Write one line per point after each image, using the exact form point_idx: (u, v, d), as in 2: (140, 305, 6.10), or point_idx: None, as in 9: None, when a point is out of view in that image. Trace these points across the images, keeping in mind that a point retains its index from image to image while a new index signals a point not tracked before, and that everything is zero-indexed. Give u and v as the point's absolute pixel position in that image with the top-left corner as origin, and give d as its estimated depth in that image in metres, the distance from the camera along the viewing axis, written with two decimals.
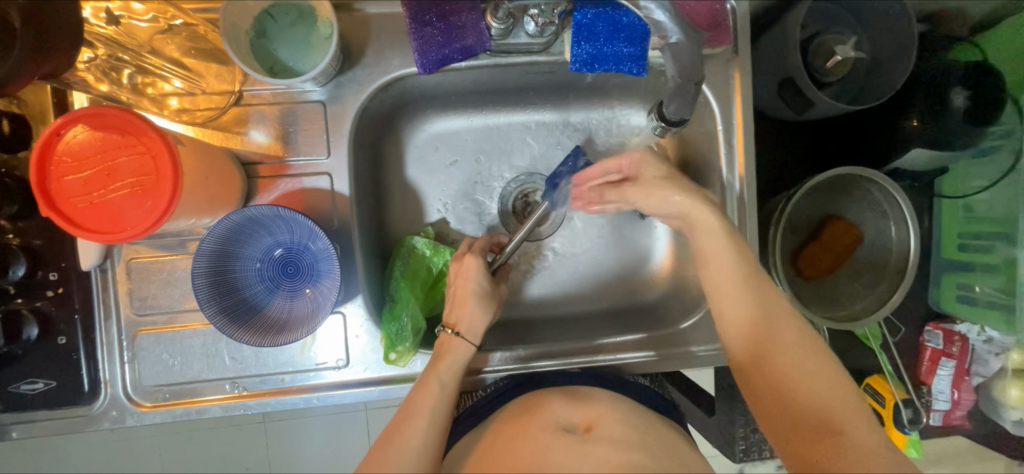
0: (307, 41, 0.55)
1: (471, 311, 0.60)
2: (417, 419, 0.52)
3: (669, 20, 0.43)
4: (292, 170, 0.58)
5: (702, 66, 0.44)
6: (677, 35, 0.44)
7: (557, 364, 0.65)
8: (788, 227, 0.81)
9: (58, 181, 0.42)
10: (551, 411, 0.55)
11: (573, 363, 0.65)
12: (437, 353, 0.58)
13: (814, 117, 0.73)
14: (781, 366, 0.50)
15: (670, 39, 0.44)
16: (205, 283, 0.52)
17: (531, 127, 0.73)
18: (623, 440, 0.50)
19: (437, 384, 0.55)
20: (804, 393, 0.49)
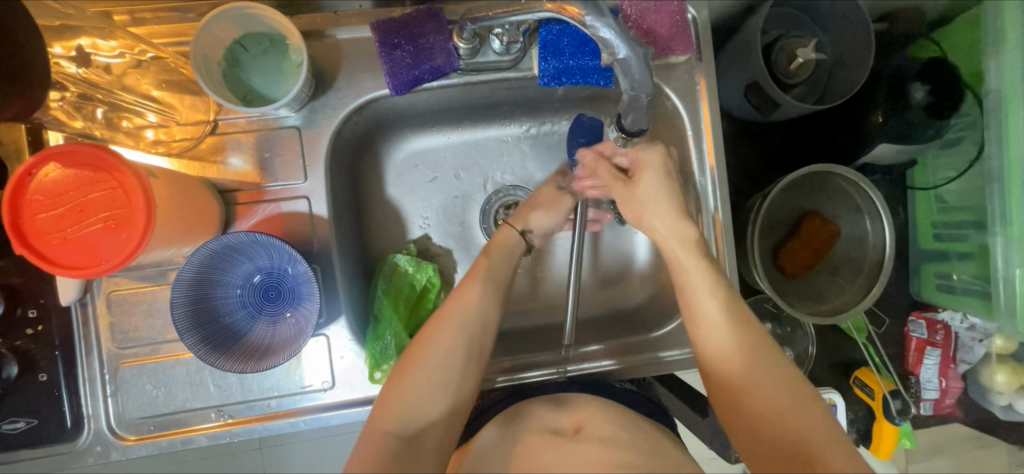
0: (279, 69, 0.56)
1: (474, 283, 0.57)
2: (419, 367, 0.52)
3: (616, 37, 0.43)
4: (270, 195, 0.59)
5: (654, 79, 0.45)
6: (624, 51, 0.44)
7: (542, 375, 0.66)
8: (767, 226, 0.83)
9: (31, 219, 0.42)
10: (538, 416, 0.55)
11: (557, 373, 0.66)
12: (442, 306, 0.56)
13: (782, 118, 0.75)
14: (760, 390, 0.50)
15: (618, 55, 0.44)
16: (184, 313, 0.52)
17: (508, 141, 0.74)
18: (610, 440, 0.51)
19: (446, 332, 0.54)
20: (779, 412, 0.49)
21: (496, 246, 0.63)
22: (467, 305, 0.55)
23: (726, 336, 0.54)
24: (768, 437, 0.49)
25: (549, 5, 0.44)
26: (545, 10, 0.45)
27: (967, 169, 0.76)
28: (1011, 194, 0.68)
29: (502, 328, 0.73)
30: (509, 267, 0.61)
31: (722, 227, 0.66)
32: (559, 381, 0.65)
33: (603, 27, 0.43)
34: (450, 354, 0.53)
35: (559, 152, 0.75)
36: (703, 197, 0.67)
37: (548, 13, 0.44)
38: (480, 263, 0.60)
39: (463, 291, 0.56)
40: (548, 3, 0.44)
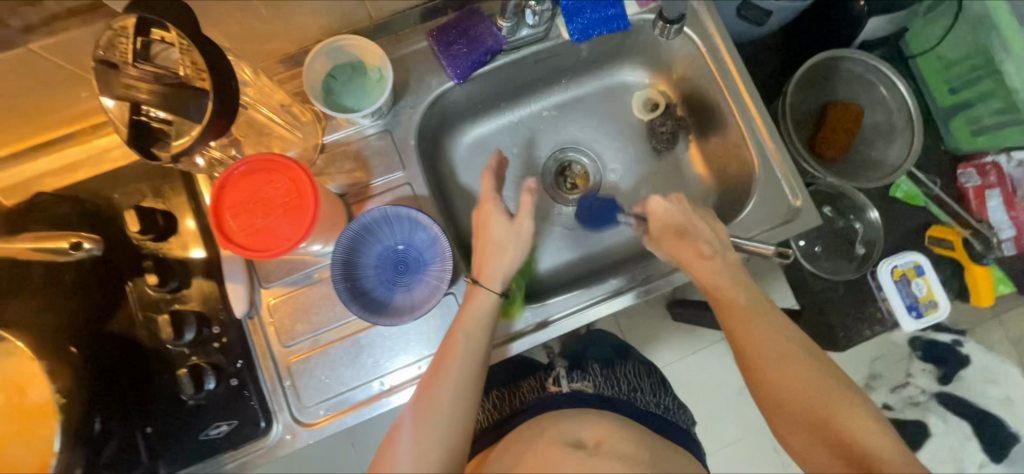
0: (364, 87, 0.69)
1: (457, 357, 0.60)
2: (394, 456, 0.54)
3: None
4: (378, 190, 0.70)
5: None
6: None
7: (577, 385, 0.78)
8: (795, 123, 0.91)
9: (230, 221, 0.53)
10: (563, 431, 0.64)
11: (586, 387, 0.78)
12: (432, 373, 0.60)
13: (777, 24, 0.85)
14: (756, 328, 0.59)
15: None
16: (344, 288, 0.62)
17: (551, 110, 0.87)
18: (624, 455, 0.58)
19: (436, 406, 0.57)
20: (781, 359, 0.56)
21: (467, 309, 0.63)
22: (458, 367, 0.59)
23: (720, 300, 0.63)
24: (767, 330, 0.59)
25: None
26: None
27: (953, 23, 0.86)
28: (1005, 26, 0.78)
29: (594, 262, 0.85)
30: (480, 328, 0.62)
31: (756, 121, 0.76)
32: (587, 391, 0.77)
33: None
34: (434, 438, 0.55)
35: (597, 107, 0.88)
36: (737, 103, 0.76)
37: None
38: (455, 332, 0.61)
39: (443, 365, 0.59)
40: None
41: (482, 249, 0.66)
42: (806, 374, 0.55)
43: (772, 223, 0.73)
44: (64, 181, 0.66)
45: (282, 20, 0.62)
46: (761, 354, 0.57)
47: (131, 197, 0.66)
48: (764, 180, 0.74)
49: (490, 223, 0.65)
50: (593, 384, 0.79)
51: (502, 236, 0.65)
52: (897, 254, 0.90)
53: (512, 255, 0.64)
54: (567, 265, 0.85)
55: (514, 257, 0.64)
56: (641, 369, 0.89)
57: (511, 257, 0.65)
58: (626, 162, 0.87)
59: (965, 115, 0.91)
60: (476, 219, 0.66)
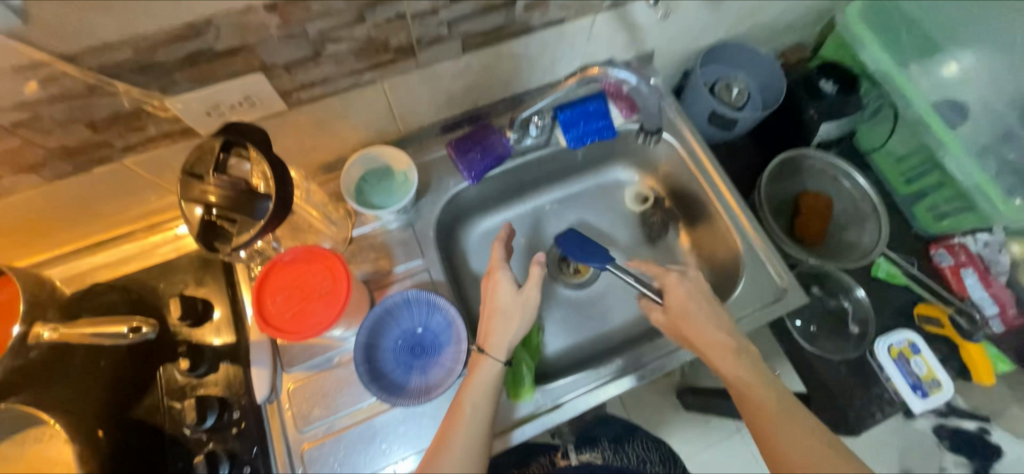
0: (391, 187, 0.79)
1: (461, 430, 0.60)
2: None
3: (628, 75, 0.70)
4: (399, 276, 0.77)
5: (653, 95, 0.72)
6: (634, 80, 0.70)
7: (585, 457, 1.11)
8: (774, 212, 1.00)
9: (270, 305, 0.59)
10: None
11: (595, 458, 1.11)
12: (435, 449, 0.60)
13: (744, 130, 1.00)
14: (762, 404, 0.62)
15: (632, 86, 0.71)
16: (365, 370, 0.66)
17: (553, 204, 0.97)
18: None
19: None
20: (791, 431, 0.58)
21: (472, 380, 0.64)
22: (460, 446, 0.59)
23: (724, 370, 0.66)
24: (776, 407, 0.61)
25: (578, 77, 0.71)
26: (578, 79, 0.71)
27: (896, 126, 1.00)
28: (940, 131, 0.91)
29: (600, 343, 0.89)
30: (486, 401, 0.63)
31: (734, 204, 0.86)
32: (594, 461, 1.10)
33: (620, 71, 0.69)
34: None
35: (593, 200, 0.98)
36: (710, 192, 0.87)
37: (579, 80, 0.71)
38: (461, 402, 0.63)
39: (446, 441, 0.60)
40: (575, 77, 0.71)
41: (486, 321, 0.68)
42: (805, 442, 0.57)
43: (763, 302, 0.79)
44: (115, 273, 0.73)
45: (326, 135, 0.74)
46: (771, 420, 0.60)
47: (174, 285, 0.72)
48: (750, 263, 0.82)
49: (494, 296, 0.70)
50: (601, 454, 1.11)
51: (511, 306, 0.69)
52: (891, 331, 0.94)
53: (518, 321, 0.68)
54: (572, 347, 0.88)
55: (519, 325, 0.68)
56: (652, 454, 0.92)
57: (516, 325, 0.68)
58: (623, 249, 0.95)
59: (925, 202, 1.01)
60: (486, 287, 0.71)
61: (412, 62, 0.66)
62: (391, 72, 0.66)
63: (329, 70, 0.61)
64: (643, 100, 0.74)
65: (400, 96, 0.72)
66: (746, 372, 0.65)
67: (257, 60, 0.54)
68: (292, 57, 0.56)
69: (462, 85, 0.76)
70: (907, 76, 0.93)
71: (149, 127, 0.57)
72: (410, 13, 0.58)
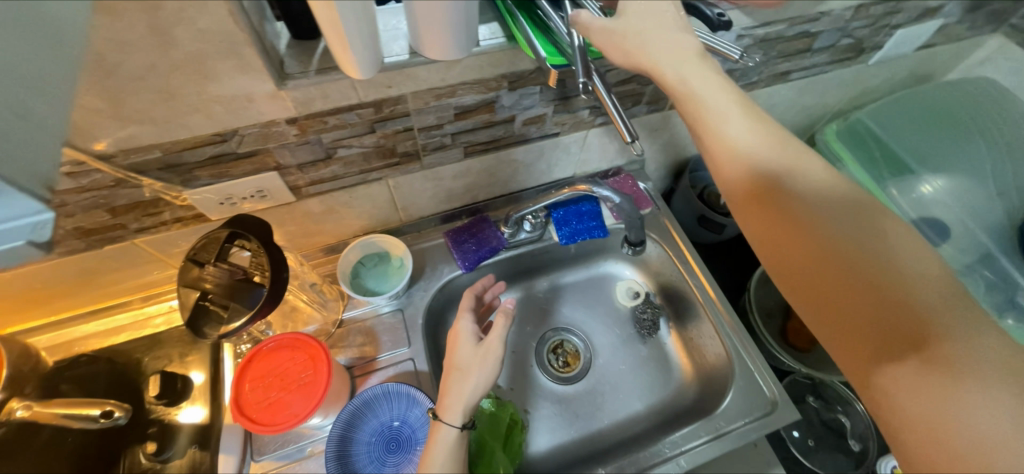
0: (386, 272, 0.83)
1: None
2: None
3: (612, 192, 0.79)
4: (383, 363, 0.77)
5: (635, 210, 0.81)
6: (617, 198, 0.79)
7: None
8: (765, 315, 1.01)
9: (246, 393, 0.59)
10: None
11: None
12: None
13: (731, 235, 1.04)
14: (899, 292, 0.47)
15: (615, 201, 0.80)
16: (334, 466, 0.64)
17: (543, 295, 0.99)
18: None
19: None
20: (959, 343, 0.44)
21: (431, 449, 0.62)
22: None
23: (854, 239, 0.51)
24: (855, 283, 0.49)
25: (569, 189, 0.80)
26: (567, 192, 0.81)
27: None
28: None
29: (587, 445, 0.85)
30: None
31: (765, 119, 0.56)
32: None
33: (604, 189, 0.79)
34: None
35: (584, 293, 1.00)
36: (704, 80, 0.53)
37: (567, 193, 0.80)
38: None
39: None
40: (566, 189, 0.80)
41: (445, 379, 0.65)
42: (949, 342, 0.44)
43: (753, 415, 0.77)
44: (101, 343, 0.73)
45: (329, 223, 0.79)
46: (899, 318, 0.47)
47: (158, 359, 0.73)
48: (739, 373, 0.81)
49: (455, 352, 0.67)
50: None
51: (471, 354, 0.66)
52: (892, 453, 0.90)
53: (479, 374, 0.65)
54: (556, 449, 0.85)
55: (475, 382, 0.64)
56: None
57: (474, 379, 0.65)
58: (612, 344, 0.95)
59: None
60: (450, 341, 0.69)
61: (416, 165, 0.73)
62: (395, 173, 0.73)
63: (339, 169, 0.67)
64: (627, 215, 0.83)
65: (402, 192, 0.78)
66: (887, 251, 0.50)
67: (272, 161, 0.61)
68: (306, 159, 0.63)
69: (462, 183, 0.82)
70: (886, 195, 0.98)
71: (165, 212, 0.62)
72: (417, 127, 0.65)
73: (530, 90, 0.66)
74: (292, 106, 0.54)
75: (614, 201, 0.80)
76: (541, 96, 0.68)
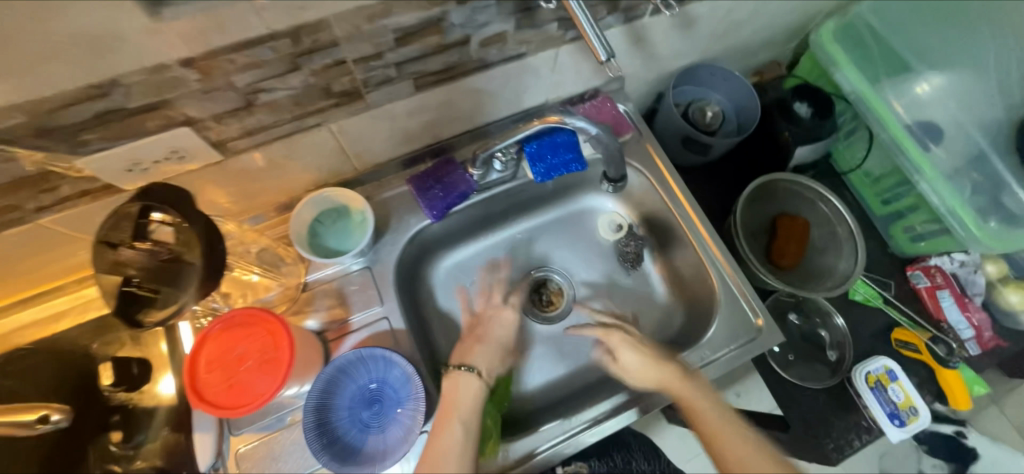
0: (348, 229, 0.76)
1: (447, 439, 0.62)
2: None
3: (586, 123, 0.70)
4: (356, 325, 0.73)
5: (615, 139, 0.73)
6: (594, 128, 0.71)
7: (573, 468, 0.90)
8: (749, 237, 0.98)
9: (202, 378, 0.54)
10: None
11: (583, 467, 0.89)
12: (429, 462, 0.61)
13: (718, 155, 0.97)
14: None
15: (592, 132, 0.71)
16: (314, 435, 0.62)
17: (521, 236, 0.94)
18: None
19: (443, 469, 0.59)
20: None
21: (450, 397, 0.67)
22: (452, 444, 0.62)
23: None
24: None
25: (538, 122, 0.70)
26: (536, 125, 0.71)
27: (870, 147, 0.99)
28: (914, 156, 0.89)
29: (575, 381, 0.86)
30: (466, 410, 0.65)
31: None
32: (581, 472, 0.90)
33: (578, 120, 0.70)
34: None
35: (564, 229, 0.95)
36: None
37: (538, 126, 0.70)
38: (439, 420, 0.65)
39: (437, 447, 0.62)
40: (537, 121, 0.70)
41: (468, 343, 0.73)
42: None
43: (739, 340, 0.77)
44: (37, 335, 0.64)
45: (272, 180, 0.69)
46: None
47: (107, 345, 0.67)
48: (726, 302, 0.79)
49: (490, 324, 0.77)
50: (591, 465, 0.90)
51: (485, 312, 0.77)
52: (868, 359, 0.93)
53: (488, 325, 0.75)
54: (543, 388, 0.85)
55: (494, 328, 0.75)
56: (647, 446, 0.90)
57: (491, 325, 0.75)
58: (596, 280, 0.93)
59: (902, 222, 1.00)
60: (489, 319, 0.78)
61: (357, 106, 0.62)
62: (335, 116, 0.62)
63: (266, 118, 0.57)
64: (605, 147, 0.75)
65: (350, 137, 0.68)
66: None
67: (180, 114, 0.50)
68: (223, 107, 0.52)
69: (419, 122, 0.72)
70: (885, 101, 0.91)
71: (64, 186, 0.52)
72: (351, 58, 0.54)
73: (483, 2, 0.55)
74: (182, 42, 0.43)
75: (590, 133, 0.72)
76: (498, 9, 0.57)
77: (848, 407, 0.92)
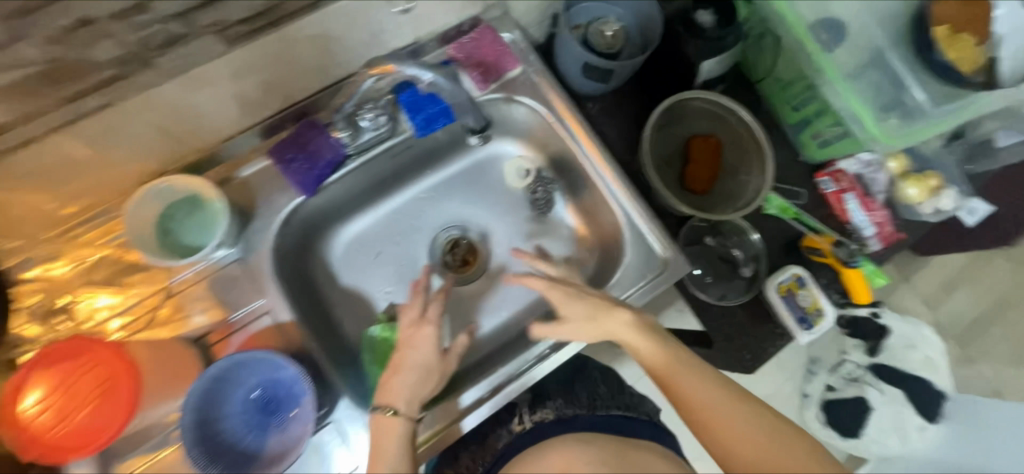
0: (206, 220, 0.66)
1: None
2: None
3: (416, 68, 0.63)
4: (237, 324, 0.66)
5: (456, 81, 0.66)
6: (426, 74, 0.64)
7: (538, 416, 0.79)
8: (663, 164, 0.96)
9: (31, 423, 0.48)
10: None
11: (548, 414, 0.79)
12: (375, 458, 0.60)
13: (622, 79, 0.90)
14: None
15: (426, 78, 0.64)
16: (200, 452, 0.57)
17: (423, 196, 0.87)
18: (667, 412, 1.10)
19: None
20: None
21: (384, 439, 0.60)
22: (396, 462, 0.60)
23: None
24: None
25: (372, 72, 0.61)
26: (371, 75, 0.62)
27: (778, 54, 0.94)
28: (815, 55, 0.86)
29: (498, 339, 0.84)
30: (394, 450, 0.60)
31: None
32: (547, 420, 0.78)
33: (410, 67, 0.62)
34: None
35: (468, 182, 0.89)
36: None
37: (374, 75, 0.62)
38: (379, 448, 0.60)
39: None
40: (370, 70, 0.61)
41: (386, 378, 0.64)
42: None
43: (646, 276, 0.75)
44: None
45: (86, 177, 0.58)
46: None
47: None
48: (632, 237, 0.77)
49: (409, 349, 0.65)
50: (555, 408, 0.80)
51: (405, 335, 0.67)
52: (780, 269, 0.95)
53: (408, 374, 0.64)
54: (465, 350, 0.83)
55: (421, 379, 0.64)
56: (605, 375, 0.91)
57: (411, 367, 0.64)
58: (508, 230, 0.88)
59: (811, 129, 0.98)
60: (407, 342, 0.66)
61: (155, 73, 0.51)
62: (128, 90, 0.51)
63: (22, 104, 0.47)
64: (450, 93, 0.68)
65: (169, 114, 0.57)
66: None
67: None
68: None
69: (257, 84, 0.61)
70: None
71: None
72: (101, 16, 0.44)
73: None
74: None
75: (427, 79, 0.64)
76: None
77: (762, 317, 0.95)
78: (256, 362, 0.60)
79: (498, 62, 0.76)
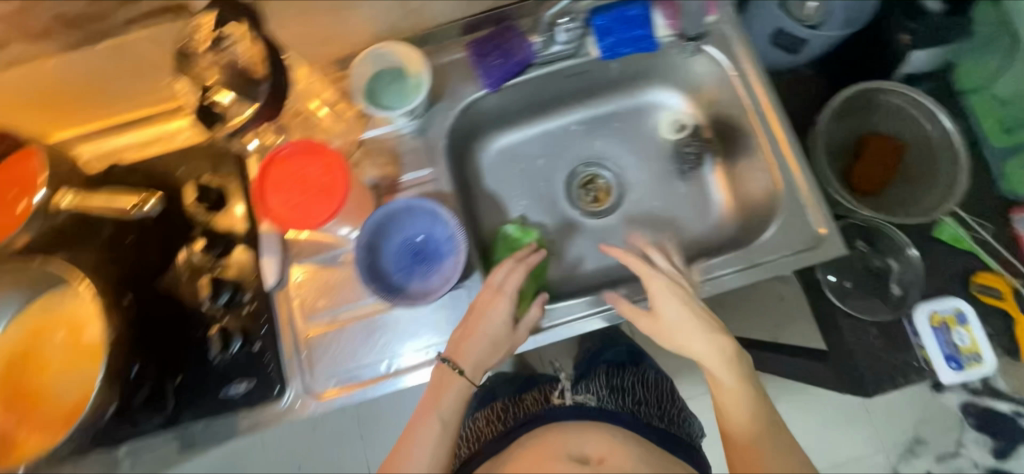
0: (404, 90, 0.74)
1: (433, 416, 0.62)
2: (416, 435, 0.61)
3: None
4: (406, 184, 0.76)
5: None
6: None
7: (580, 397, 0.80)
8: (829, 155, 0.90)
9: (269, 196, 0.60)
10: (566, 445, 0.65)
11: (589, 398, 0.79)
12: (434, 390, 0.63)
13: (812, 53, 0.85)
14: None
15: None
16: (364, 269, 0.67)
17: (577, 125, 0.91)
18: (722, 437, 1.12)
19: (435, 424, 0.62)
20: None
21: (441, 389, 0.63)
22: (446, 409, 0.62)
23: None
24: None
25: None
26: None
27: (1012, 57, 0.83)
28: None
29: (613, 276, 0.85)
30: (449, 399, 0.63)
31: None
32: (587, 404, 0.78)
33: None
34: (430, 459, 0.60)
35: (623, 122, 0.90)
36: None
37: None
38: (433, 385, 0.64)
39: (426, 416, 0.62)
40: None
41: (462, 334, 0.64)
42: None
43: (794, 249, 0.72)
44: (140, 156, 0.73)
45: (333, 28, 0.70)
46: None
47: (193, 170, 0.73)
48: (789, 206, 0.73)
49: (485, 317, 0.64)
50: (597, 395, 0.81)
51: (483, 299, 0.65)
52: (939, 298, 0.85)
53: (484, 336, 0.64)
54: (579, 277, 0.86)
55: (496, 352, 0.65)
56: (661, 382, 0.90)
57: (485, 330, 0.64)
58: (649, 177, 0.89)
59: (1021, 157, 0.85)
60: (485, 306, 0.65)
61: None
62: None
63: None
64: None
65: None
66: None
67: None
68: None
69: None
70: None
71: None
72: None
73: None
74: None
75: None
76: None
77: (900, 344, 0.85)
78: (421, 213, 0.69)
79: (693, 6, 0.77)
